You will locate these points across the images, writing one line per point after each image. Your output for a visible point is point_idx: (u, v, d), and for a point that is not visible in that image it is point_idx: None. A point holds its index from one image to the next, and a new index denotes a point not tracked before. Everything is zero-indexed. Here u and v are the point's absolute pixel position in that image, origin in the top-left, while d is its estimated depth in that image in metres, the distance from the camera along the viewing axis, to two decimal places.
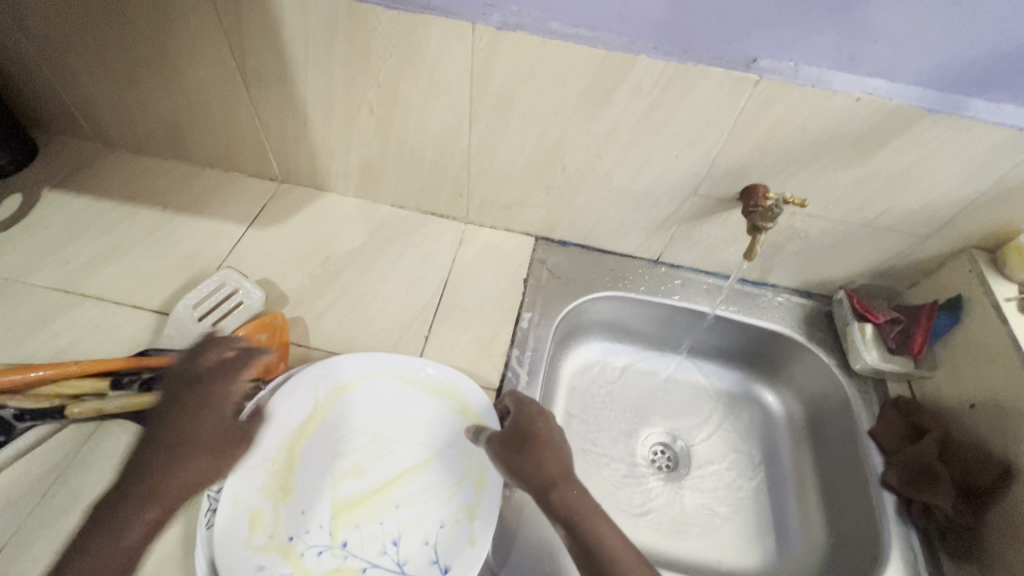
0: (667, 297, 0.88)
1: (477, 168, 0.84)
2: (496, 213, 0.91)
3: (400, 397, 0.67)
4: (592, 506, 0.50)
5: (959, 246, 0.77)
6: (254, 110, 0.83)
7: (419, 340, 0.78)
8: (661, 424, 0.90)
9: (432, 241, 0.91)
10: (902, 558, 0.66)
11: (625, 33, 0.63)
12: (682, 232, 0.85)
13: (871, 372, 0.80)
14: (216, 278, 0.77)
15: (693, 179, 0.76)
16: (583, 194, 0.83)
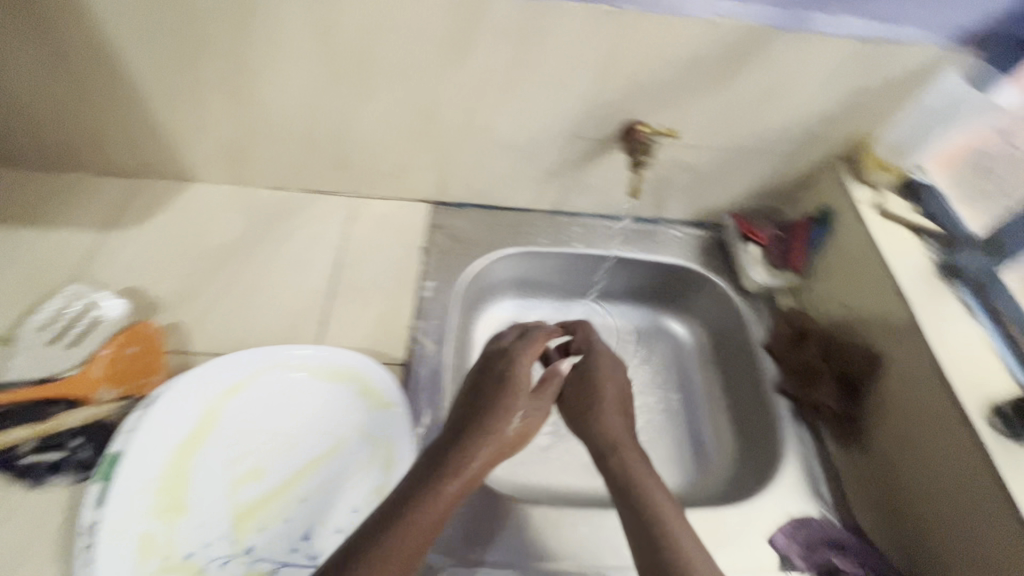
0: (569, 245, 0.89)
1: (353, 137, 0.78)
2: (384, 183, 0.86)
3: (297, 390, 0.63)
4: (645, 476, 0.57)
5: (825, 160, 0.81)
6: (79, 97, 0.72)
7: (317, 327, 0.74)
8: None
9: (320, 222, 0.85)
10: (798, 452, 0.71)
11: None
12: (574, 179, 0.84)
13: (761, 290, 0.85)
14: (64, 296, 0.71)
15: (574, 121, 0.75)
16: (469, 151, 0.80)
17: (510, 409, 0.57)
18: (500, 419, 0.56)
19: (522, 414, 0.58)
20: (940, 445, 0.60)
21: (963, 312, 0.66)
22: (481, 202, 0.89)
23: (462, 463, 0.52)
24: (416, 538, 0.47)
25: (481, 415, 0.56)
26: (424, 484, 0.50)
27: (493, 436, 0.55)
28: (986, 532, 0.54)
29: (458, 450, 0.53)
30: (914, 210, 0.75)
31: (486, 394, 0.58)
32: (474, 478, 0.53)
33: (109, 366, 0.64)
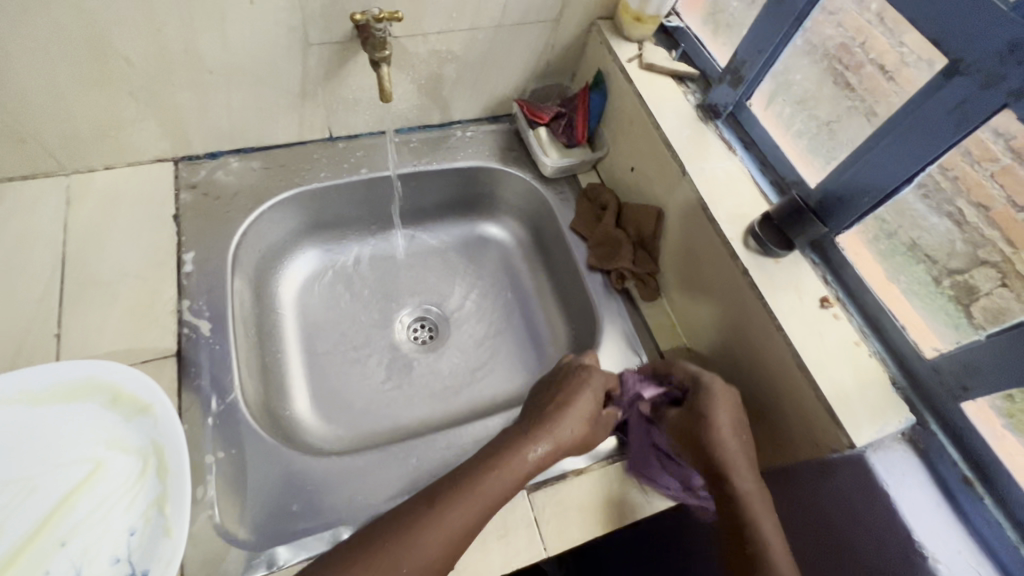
0: (354, 173, 0.80)
1: (12, 101, 0.60)
2: (96, 148, 0.69)
3: (23, 425, 0.52)
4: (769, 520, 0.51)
5: (587, 21, 0.78)
6: None
7: (49, 341, 0.61)
8: (411, 300, 0.86)
9: (24, 216, 0.68)
10: (614, 320, 0.74)
11: None
12: (331, 96, 0.74)
13: (561, 172, 0.83)
14: None
15: (293, 26, 0.63)
16: (183, 88, 0.66)
17: (583, 408, 0.57)
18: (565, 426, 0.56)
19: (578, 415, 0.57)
20: (719, 278, 0.64)
21: (722, 148, 0.69)
22: (237, 146, 0.76)
23: (519, 462, 0.52)
24: (441, 537, 0.47)
25: (549, 409, 0.57)
26: (478, 487, 0.50)
27: (562, 432, 0.55)
28: (760, 343, 0.60)
29: (522, 446, 0.53)
30: (673, 57, 0.75)
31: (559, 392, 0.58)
32: (530, 472, 0.53)
33: None
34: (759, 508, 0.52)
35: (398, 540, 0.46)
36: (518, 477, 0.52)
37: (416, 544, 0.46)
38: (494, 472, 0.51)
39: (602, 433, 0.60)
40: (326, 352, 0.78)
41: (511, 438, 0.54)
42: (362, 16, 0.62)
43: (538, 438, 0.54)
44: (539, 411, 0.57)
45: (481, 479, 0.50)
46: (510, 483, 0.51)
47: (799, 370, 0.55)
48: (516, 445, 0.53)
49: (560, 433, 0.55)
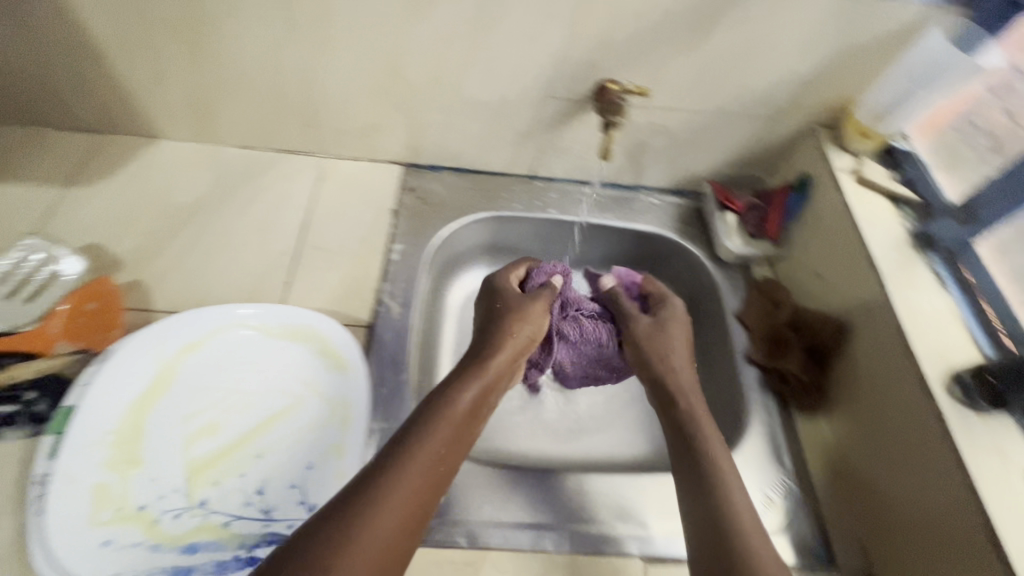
0: (544, 210, 0.87)
1: (318, 94, 0.75)
2: (354, 142, 0.83)
3: (254, 349, 0.63)
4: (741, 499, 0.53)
5: (806, 124, 0.79)
6: (34, 43, 0.69)
7: (280, 288, 0.73)
8: None
9: (287, 183, 0.83)
10: (762, 419, 0.71)
11: None
12: (550, 142, 0.82)
13: (737, 259, 0.83)
14: (20, 250, 0.69)
15: (546, 79, 0.72)
16: (439, 111, 0.78)
17: (519, 322, 0.68)
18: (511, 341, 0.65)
19: (517, 332, 0.66)
20: (897, 405, 0.60)
21: (933, 281, 0.65)
22: (456, 165, 0.87)
23: (457, 408, 0.54)
24: (406, 500, 0.46)
25: (483, 362, 0.61)
26: (417, 454, 0.49)
27: (518, 341, 0.65)
28: (927, 483, 0.56)
29: (485, 361, 0.61)
30: (893, 179, 0.74)
31: (487, 337, 0.66)
32: (476, 407, 0.56)
33: (68, 323, 0.63)
34: (732, 493, 0.53)
35: (369, 500, 0.44)
36: (455, 422, 0.53)
37: (386, 509, 0.45)
38: (427, 433, 0.51)
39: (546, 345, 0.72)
40: None
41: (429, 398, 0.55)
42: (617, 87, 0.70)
43: (500, 349, 0.64)
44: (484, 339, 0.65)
45: (417, 444, 0.50)
46: (446, 440, 0.51)
47: (991, 541, 0.49)
48: (474, 363, 0.61)
49: (494, 366, 0.61)
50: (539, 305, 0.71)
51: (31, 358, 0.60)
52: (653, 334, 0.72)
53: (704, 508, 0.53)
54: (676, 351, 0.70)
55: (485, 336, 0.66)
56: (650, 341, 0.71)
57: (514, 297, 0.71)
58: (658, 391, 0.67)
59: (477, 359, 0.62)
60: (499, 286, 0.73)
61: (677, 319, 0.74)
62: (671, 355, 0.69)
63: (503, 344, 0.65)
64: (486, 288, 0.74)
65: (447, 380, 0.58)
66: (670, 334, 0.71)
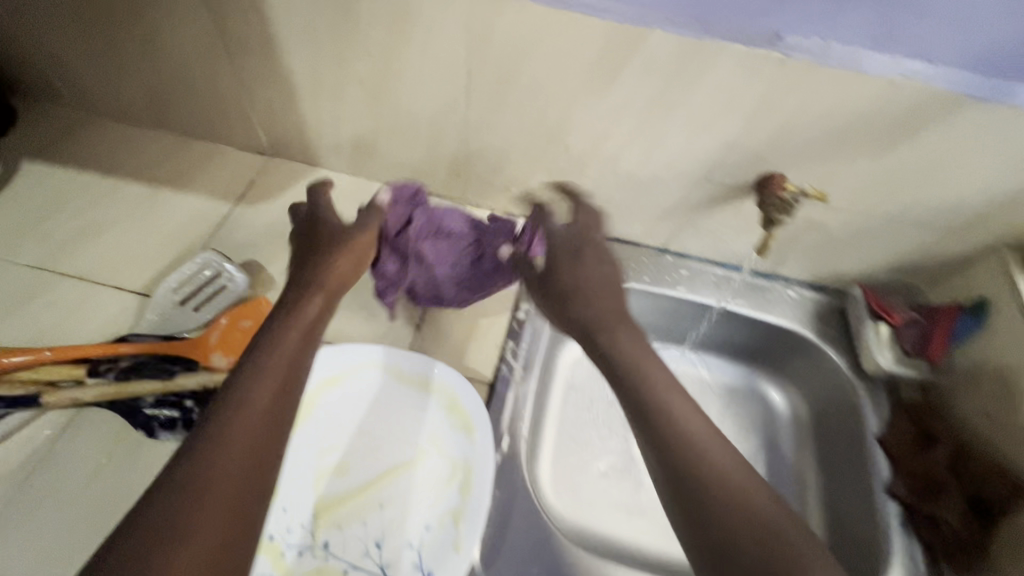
0: (672, 288, 0.84)
1: (475, 149, 0.78)
2: (495, 194, 0.85)
3: (385, 393, 0.64)
4: (711, 446, 0.46)
5: (991, 245, 0.70)
6: (238, 76, 0.77)
7: (411, 330, 0.75)
8: None
9: None
10: (904, 568, 0.64)
11: (637, 3, 0.55)
12: (692, 221, 0.80)
13: (884, 375, 0.76)
14: (199, 261, 0.74)
15: (707, 164, 0.70)
16: (587, 178, 0.78)
17: (327, 257, 0.61)
18: (324, 272, 0.60)
19: (348, 253, 0.63)
20: None
21: None
22: None
23: (266, 388, 0.48)
24: (224, 492, 0.42)
25: (279, 316, 0.54)
26: (221, 444, 0.44)
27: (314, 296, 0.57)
28: None
29: (300, 306, 0.56)
30: None
31: (316, 249, 0.62)
32: (289, 373, 0.50)
33: (224, 336, 0.67)
34: (706, 444, 0.46)
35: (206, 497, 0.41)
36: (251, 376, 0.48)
37: (201, 513, 0.40)
38: (230, 420, 0.45)
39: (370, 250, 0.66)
40: (575, 427, 0.81)
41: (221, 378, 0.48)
42: (792, 188, 0.67)
43: (313, 292, 0.57)
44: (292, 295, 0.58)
45: (213, 435, 0.44)
46: (260, 420, 0.46)
47: None
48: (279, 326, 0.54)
49: (308, 312, 0.56)
50: (353, 237, 0.65)
51: (193, 367, 0.64)
52: (559, 247, 0.63)
53: (674, 459, 0.46)
54: (599, 272, 0.59)
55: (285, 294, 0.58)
56: (563, 267, 0.60)
57: (330, 241, 0.64)
58: (591, 326, 0.55)
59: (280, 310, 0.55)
60: (315, 231, 0.66)
61: (600, 249, 0.62)
62: (579, 282, 0.58)
63: (309, 297, 0.57)
64: (318, 234, 0.65)
65: (258, 343, 0.52)
66: (571, 260, 0.60)
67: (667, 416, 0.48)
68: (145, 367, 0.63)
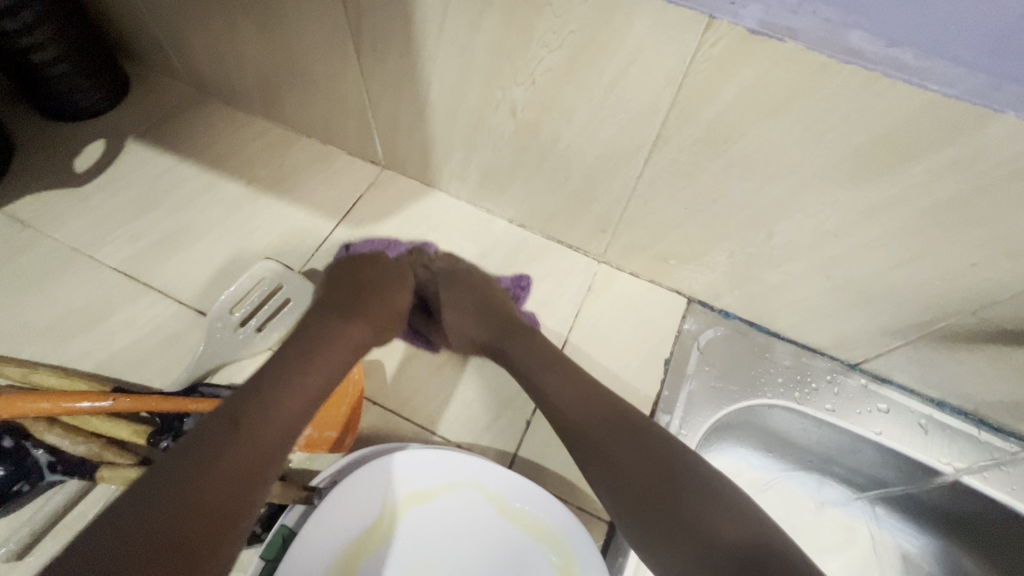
0: (863, 426, 0.63)
1: (636, 210, 0.60)
2: (644, 261, 0.68)
3: (484, 526, 0.51)
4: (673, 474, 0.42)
5: None
6: (362, 80, 0.63)
7: (519, 424, 0.61)
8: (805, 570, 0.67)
9: (553, 283, 0.70)
10: None
11: (990, 70, 0.34)
12: (918, 350, 0.58)
13: None
14: (252, 273, 0.63)
15: (985, 297, 0.48)
16: (783, 272, 0.58)
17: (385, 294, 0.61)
18: (376, 308, 0.59)
19: (391, 304, 0.61)
20: None
21: None
22: (760, 322, 0.67)
23: (262, 443, 0.42)
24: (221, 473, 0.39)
25: (342, 319, 0.55)
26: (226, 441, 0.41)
27: (371, 307, 0.58)
28: None
29: (352, 316, 0.56)
30: None
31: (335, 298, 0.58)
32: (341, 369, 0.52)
33: None
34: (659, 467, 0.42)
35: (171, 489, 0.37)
36: (268, 395, 0.45)
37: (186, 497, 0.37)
38: (225, 437, 0.41)
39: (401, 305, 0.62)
40: None
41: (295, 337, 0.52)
42: None
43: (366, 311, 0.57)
44: (338, 297, 0.58)
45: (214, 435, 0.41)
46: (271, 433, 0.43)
47: None
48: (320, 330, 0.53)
49: (361, 326, 0.56)
50: (401, 294, 0.62)
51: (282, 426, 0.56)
52: (456, 271, 0.65)
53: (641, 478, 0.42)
54: (484, 295, 0.62)
55: (332, 303, 0.57)
56: (454, 300, 0.62)
57: (373, 283, 0.61)
58: (490, 339, 0.58)
59: (334, 307, 0.56)
60: (348, 267, 0.63)
61: (482, 274, 0.65)
62: (458, 298, 0.62)
63: (363, 321, 0.56)
64: (335, 272, 0.62)
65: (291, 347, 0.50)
66: (459, 283, 0.64)
67: (543, 386, 0.51)
68: None
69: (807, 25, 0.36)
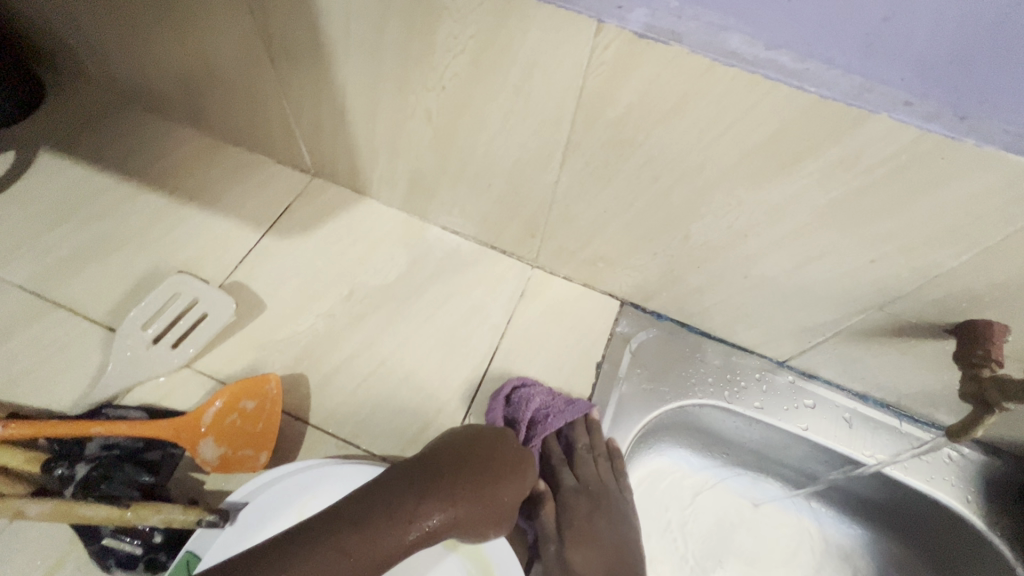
0: (790, 423, 0.64)
1: (561, 214, 0.60)
2: (575, 265, 0.68)
3: None
4: None
5: None
6: (281, 86, 0.61)
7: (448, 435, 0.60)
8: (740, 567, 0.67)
9: (486, 289, 0.70)
10: None
11: (863, 71, 0.35)
12: (837, 345, 0.59)
13: None
14: (167, 286, 0.62)
15: (888, 292, 0.50)
16: (705, 273, 0.58)
17: (494, 485, 0.47)
18: (482, 501, 0.46)
19: (499, 500, 0.48)
20: None
21: None
22: (690, 323, 0.68)
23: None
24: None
25: (421, 509, 0.43)
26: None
27: (467, 504, 0.45)
28: None
29: (446, 504, 0.44)
30: None
31: (459, 452, 0.48)
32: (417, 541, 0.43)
33: (219, 419, 0.55)
34: None
35: None
36: (395, 554, 0.41)
37: None
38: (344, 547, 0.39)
39: (504, 484, 0.48)
40: None
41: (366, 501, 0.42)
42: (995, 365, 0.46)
43: (447, 502, 0.44)
44: (439, 483, 0.45)
45: (315, 562, 0.38)
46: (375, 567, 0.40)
47: None
48: (410, 512, 0.43)
49: (466, 515, 0.45)
50: (510, 483, 0.49)
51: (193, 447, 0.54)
52: (596, 493, 0.57)
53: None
54: (618, 542, 0.54)
55: (424, 487, 0.44)
56: (583, 537, 0.54)
57: (489, 467, 0.48)
58: None
59: (431, 478, 0.45)
60: (475, 438, 0.50)
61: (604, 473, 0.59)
62: (585, 530, 0.55)
63: (462, 509, 0.45)
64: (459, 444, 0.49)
65: (385, 484, 0.44)
66: (591, 510, 0.56)
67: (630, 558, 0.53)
68: (112, 476, 0.50)
69: (690, 29, 0.37)
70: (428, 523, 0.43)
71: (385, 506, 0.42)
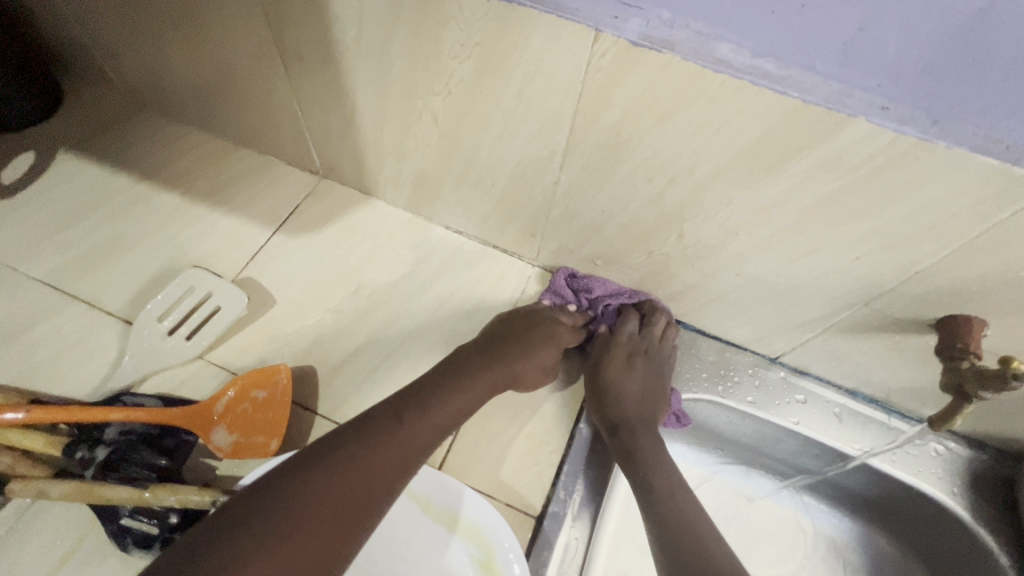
0: (782, 416, 0.66)
1: (561, 214, 0.62)
2: (575, 263, 0.70)
3: (408, 524, 0.54)
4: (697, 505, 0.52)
5: None
6: (293, 91, 0.64)
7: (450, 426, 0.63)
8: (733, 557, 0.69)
9: (488, 287, 0.72)
10: None
11: (842, 78, 0.37)
12: (826, 342, 0.62)
13: None
14: (182, 281, 0.64)
15: (871, 289, 0.52)
16: (699, 271, 0.61)
17: (554, 338, 0.64)
18: (530, 354, 0.61)
19: (539, 360, 0.62)
20: None
21: None
22: (685, 320, 0.70)
23: (328, 486, 0.43)
24: (328, 495, 0.42)
25: (477, 366, 0.58)
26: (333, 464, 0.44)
27: (519, 357, 0.60)
28: None
29: (447, 401, 0.53)
30: None
31: (517, 327, 0.63)
32: (461, 412, 0.54)
33: (233, 408, 0.57)
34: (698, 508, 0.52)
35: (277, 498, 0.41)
36: (396, 463, 0.47)
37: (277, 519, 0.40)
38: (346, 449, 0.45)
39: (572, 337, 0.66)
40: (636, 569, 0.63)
41: (427, 382, 0.54)
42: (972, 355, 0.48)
43: (499, 361, 0.59)
44: (512, 329, 0.63)
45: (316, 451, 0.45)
46: (386, 467, 0.46)
47: None
48: (415, 417, 0.50)
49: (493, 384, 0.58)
50: (546, 350, 0.62)
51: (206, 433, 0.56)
52: (646, 347, 0.65)
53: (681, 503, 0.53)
54: (653, 385, 0.63)
55: (496, 341, 0.61)
56: (629, 366, 0.63)
57: (535, 333, 0.62)
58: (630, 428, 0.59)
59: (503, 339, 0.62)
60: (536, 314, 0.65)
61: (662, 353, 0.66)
62: (623, 400, 0.61)
63: (505, 369, 0.59)
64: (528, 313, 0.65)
65: (394, 403, 0.51)
66: (640, 363, 0.64)
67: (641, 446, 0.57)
68: (130, 459, 0.52)
69: (682, 38, 0.39)
70: (428, 428, 0.50)
71: (386, 418, 0.48)
